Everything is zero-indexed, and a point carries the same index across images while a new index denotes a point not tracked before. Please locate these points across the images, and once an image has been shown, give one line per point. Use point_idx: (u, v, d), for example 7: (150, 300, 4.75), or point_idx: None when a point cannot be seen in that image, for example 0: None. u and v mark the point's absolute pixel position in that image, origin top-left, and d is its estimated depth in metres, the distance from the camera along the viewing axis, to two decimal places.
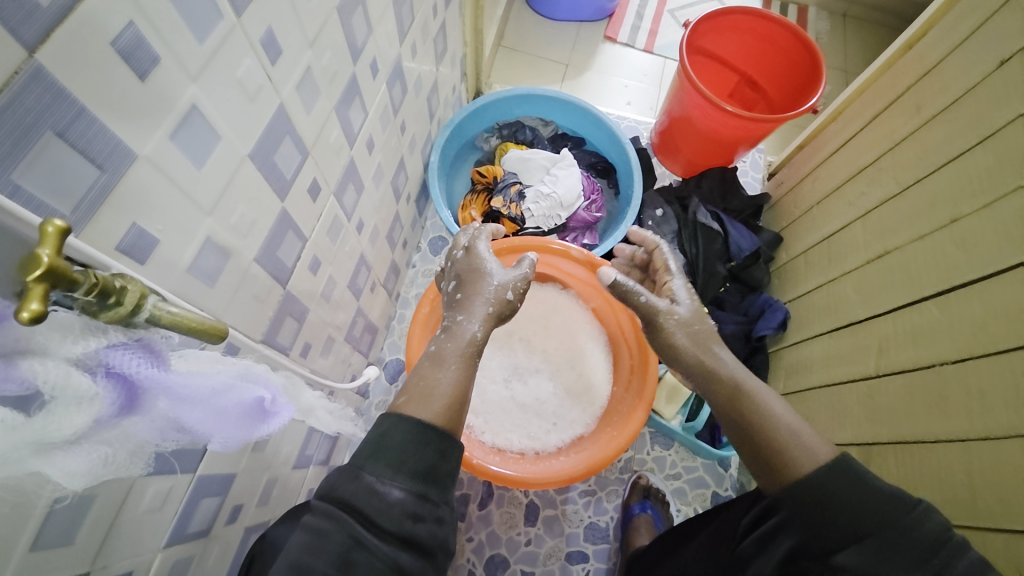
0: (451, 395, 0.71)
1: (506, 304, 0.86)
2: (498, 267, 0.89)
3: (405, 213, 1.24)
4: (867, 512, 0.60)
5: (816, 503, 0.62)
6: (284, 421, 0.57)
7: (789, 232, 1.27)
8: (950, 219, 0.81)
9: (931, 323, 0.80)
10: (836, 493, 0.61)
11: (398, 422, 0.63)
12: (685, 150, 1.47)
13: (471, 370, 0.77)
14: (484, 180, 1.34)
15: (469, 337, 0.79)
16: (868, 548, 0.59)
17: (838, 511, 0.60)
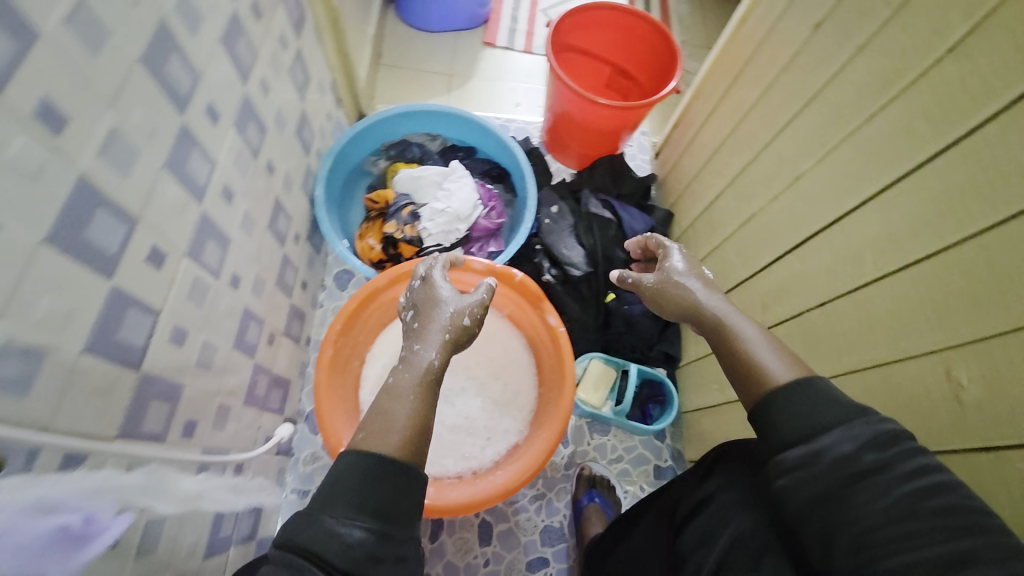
0: (410, 423, 0.67)
1: (463, 329, 0.82)
2: (453, 294, 0.86)
3: (297, 254, 1.17)
4: (823, 420, 0.55)
5: (769, 425, 0.58)
6: (120, 533, 0.51)
7: (678, 207, 1.34)
8: (796, 177, 0.88)
9: (796, 274, 0.87)
10: (793, 408, 0.57)
11: (354, 461, 0.59)
12: (573, 143, 1.51)
13: (431, 400, 0.72)
14: (377, 205, 1.31)
15: (426, 366, 0.74)
16: (856, 453, 0.52)
17: (797, 427, 0.56)
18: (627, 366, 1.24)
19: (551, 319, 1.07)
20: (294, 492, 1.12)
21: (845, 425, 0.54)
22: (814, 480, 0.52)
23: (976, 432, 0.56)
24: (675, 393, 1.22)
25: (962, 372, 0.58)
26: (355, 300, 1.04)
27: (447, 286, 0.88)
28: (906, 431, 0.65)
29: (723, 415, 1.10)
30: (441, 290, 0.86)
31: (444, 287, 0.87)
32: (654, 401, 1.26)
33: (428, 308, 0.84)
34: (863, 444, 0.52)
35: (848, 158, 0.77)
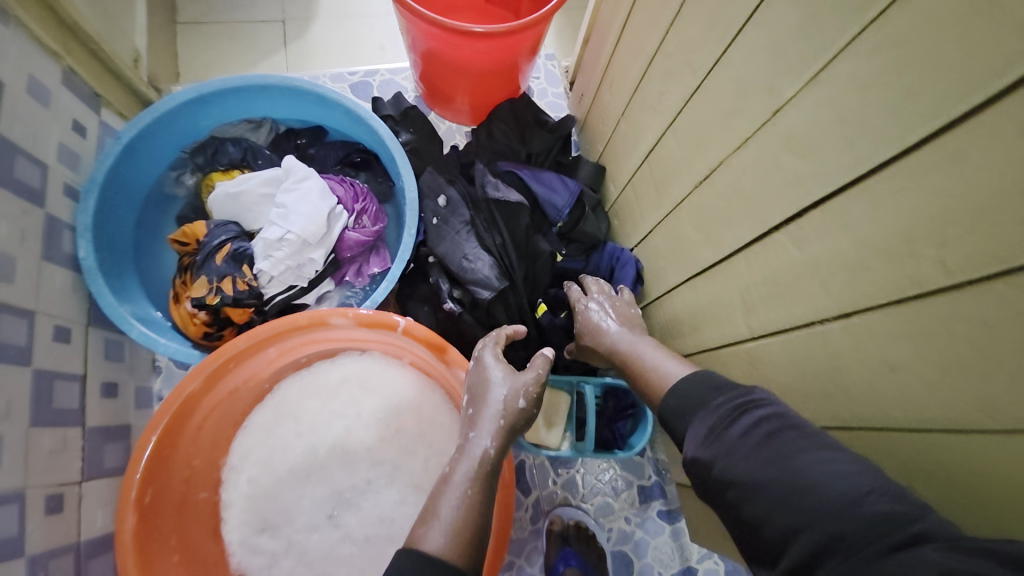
0: (458, 526, 0.57)
1: (525, 413, 0.69)
2: (501, 371, 0.71)
3: (75, 356, 0.79)
4: (699, 398, 0.59)
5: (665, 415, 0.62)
6: None
7: (610, 159, 1.01)
8: (772, 112, 0.56)
9: (791, 264, 0.57)
10: (680, 394, 0.62)
11: (403, 559, 0.53)
12: (458, 93, 1.11)
13: (487, 500, 0.61)
14: (190, 248, 0.91)
15: (483, 459, 0.63)
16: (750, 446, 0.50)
17: (682, 408, 0.60)
18: (582, 385, 0.98)
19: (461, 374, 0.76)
20: None
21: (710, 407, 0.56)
22: (704, 455, 0.53)
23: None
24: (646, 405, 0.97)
25: None
26: (162, 422, 0.69)
27: (498, 360, 0.73)
28: (999, 521, 0.43)
29: None
30: (497, 367, 0.71)
31: (495, 362, 0.73)
32: (624, 416, 1.02)
33: (486, 384, 0.70)
34: (722, 416, 0.54)
35: (863, 73, 0.45)
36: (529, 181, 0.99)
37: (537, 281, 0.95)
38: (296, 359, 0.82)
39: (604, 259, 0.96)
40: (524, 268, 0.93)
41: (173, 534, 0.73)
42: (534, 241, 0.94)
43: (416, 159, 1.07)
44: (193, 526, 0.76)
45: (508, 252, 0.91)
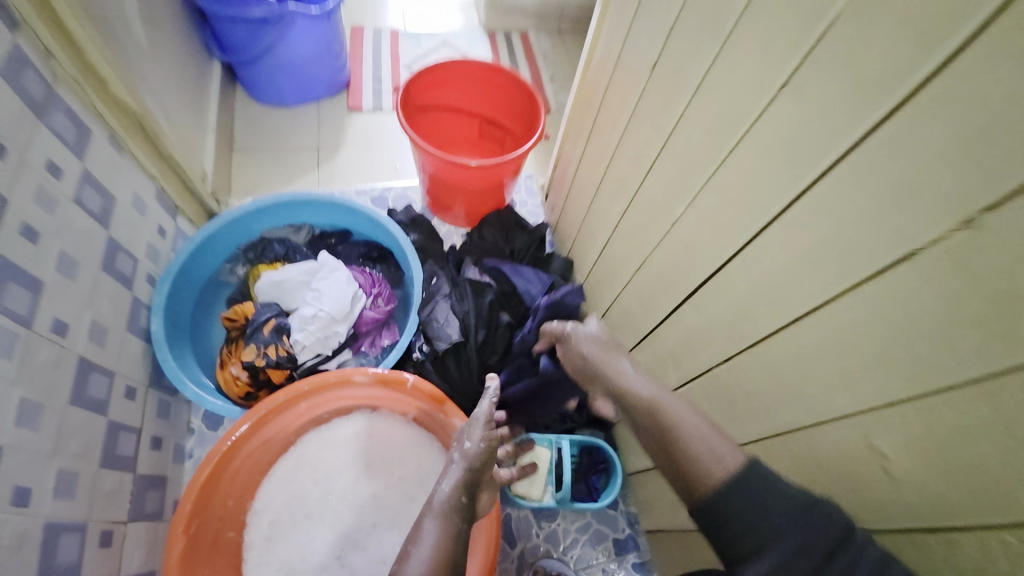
0: (435, 559, 0.66)
1: (482, 459, 0.81)
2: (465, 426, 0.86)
3: (136, 412, 0.95)
4: (706, 459, 0.64)
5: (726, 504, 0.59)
6: None
7: (577, 253, 1.29)
8: (672, 223, 0.82)
9: (697, 325, 0.80)
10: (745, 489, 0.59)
11: None
12: (457, 204, 1.41)
13: (454, 531, 0.70)
14: (237, 324, 1.12)
15: (439, 500, 0.74)
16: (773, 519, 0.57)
17: (748, 510, 0.58)
18: (560, 443, 1.12)
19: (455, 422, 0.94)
20: None
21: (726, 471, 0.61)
22: (742, 536, 0.58)
23: (920, 510, 0.53)
24: (616, 459, 1.12)
25: (882, 443, 0.54)
26: (213, 462, 0.85)
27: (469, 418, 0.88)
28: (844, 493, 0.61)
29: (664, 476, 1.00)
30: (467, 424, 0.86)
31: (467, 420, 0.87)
32: (597, 470, 1.16)
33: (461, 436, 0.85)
34: (737, 478, 0.60)
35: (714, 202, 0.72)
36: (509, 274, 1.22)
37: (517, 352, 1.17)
38: (320, 414, 0.99)
39: None
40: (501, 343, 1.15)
41: (207, 566, 0.84)
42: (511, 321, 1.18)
43: (422, 254, 1.34)
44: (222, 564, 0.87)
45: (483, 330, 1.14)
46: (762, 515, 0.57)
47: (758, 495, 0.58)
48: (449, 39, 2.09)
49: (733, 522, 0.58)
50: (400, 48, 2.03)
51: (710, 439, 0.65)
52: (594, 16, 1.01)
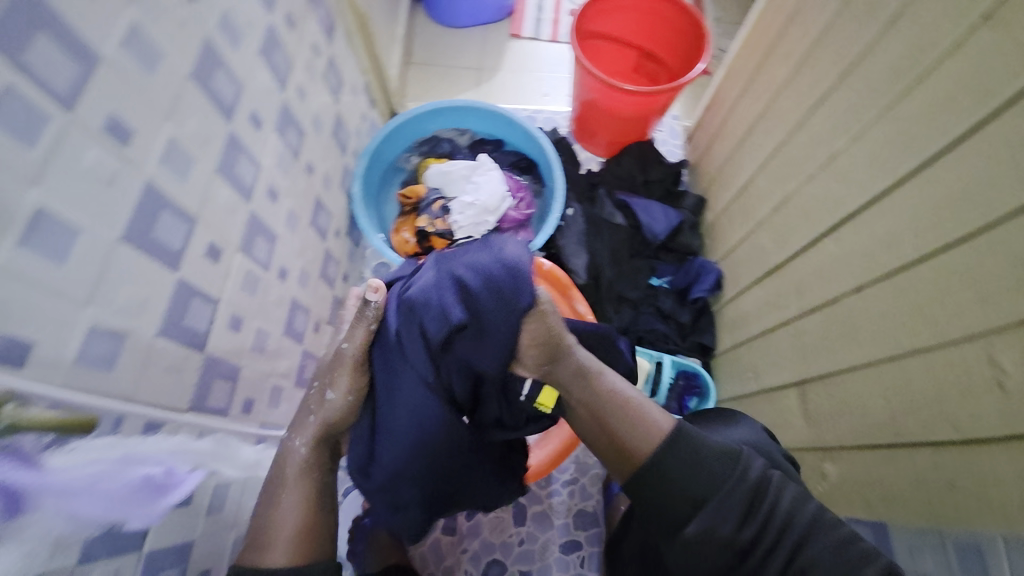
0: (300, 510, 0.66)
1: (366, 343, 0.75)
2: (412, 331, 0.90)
3: (337, 248, 1.24)
4: (705, 469, 0.62)
5: (674, 484, 0.62)
6: (194, 485, 0.55)
7: (710, 194, 1.33)
8: (829, 156, 0.86)
9: (831, 259, 0.84)
10: (681, 450, 0.64)
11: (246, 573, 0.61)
12: (602, 130, 1.49)
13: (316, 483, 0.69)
14: (411, 201, 1.37)
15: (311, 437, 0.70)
16: (716, 505, 0.60)
17: (688, 467, 0.63)
18: (660, 358, 1.22)
19: (580, 306, 1.13)
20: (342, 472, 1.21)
21: (715, 491, 0.61)
22: (704, 520, 0.60)
23: None
24: (712, 385, 1.19)
25: (1008, 357, 0.57)
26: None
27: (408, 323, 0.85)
28: (951, 423, 0.63)
29: (756, 403, 1.07)
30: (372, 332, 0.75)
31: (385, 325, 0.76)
32: (691, 392, 1.22)
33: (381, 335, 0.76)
34: (745, 506, 0.60)
35: (884, 134, 0.74)
36: (637, 211, 1.27)
37: (636, 283, 1.27)
38: None
39: (691, 265, 1.26)
40: (614, 271, 1.26)
41: None
42: (634, 256, 1.29)
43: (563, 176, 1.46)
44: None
45: (604, 258, 1.26)
46: (690, 463, 0.63)
47: (693, 470, 0.62)
48: None
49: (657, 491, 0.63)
50: None
51: (655, 413, 0.69)
52: None
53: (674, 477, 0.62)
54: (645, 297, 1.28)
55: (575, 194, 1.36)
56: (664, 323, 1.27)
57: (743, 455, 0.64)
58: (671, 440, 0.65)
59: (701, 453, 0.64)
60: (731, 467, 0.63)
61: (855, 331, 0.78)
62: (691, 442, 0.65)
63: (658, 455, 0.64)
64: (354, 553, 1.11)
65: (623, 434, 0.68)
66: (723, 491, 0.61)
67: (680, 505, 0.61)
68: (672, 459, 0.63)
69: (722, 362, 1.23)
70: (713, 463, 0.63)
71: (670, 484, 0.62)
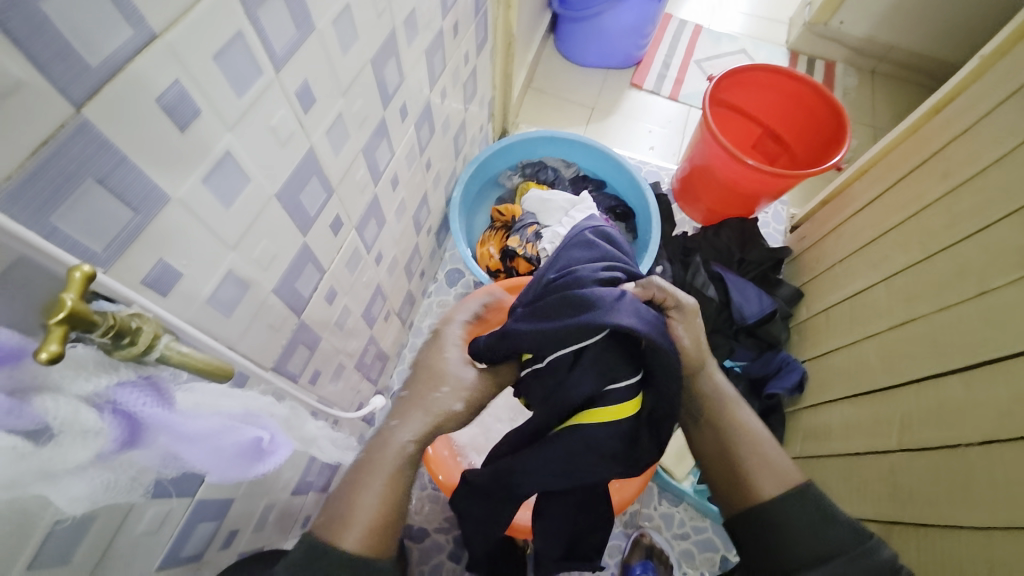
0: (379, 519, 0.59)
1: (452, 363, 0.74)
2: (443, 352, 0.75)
3: (425, 244, 1.25)
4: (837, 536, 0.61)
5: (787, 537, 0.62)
6: (278, 460, 0.54)
7: (810, 290, 1.26)
8: (978, 291, 0.79)
9: (957, 400, 0.76)
10: (810, 512, 0.63)
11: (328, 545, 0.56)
12: (706, 199, 1.46)
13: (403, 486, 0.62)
14: (503, 218, 1.37)
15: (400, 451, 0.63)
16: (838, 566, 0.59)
17: (813, 531, 0.61)
18: None
19: None
20: None
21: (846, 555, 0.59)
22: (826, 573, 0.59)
23: None
24: None
25: None
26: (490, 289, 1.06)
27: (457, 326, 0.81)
28: None
29: None
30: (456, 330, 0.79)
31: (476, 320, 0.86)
32: None
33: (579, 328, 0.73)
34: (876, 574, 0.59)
35: None
36: (731, 288, 1.21)
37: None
38: None
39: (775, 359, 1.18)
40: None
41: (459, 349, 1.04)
42: (715, 331, 1.22)
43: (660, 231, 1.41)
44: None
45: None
46: (827, 531, 0.61)
47: (810, 529, 0.62)
48: (750, 48, 2.09)
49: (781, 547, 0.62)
50: (698, 42, 2.09)
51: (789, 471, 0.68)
52: (966, 66, 1.00)
53: (778, 522, 0.63)
54: None
55: (666, 253, 1.32)
56: None
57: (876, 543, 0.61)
58: (803, 492, 0.65)
59: (825, 519, 0.62)
60: (850, 540, 0.61)
61: (978, 490, 0.69)
62: (820, 503, 0.63)
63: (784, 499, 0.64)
64: None
65: (748, 476, 0.68)
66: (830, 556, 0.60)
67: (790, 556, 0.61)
68: (790, 512, 0.63)
69: None
70: (840, 530, 0.62)
71: (785, 529, 0.63)
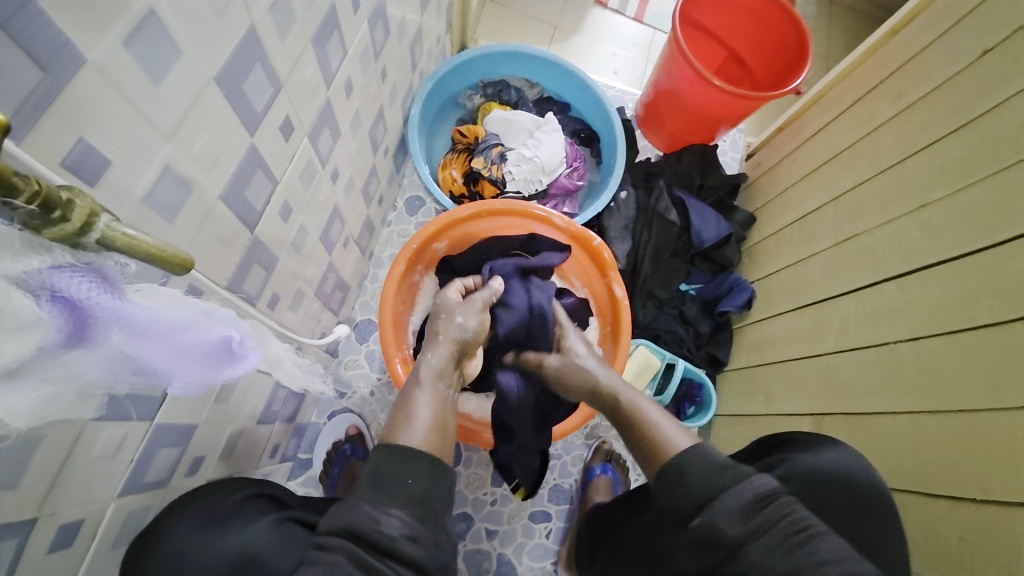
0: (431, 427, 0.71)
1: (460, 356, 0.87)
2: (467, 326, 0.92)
3: (382, 167, 1.16)
4: (705, 476, 0.63)
5: (678, 479, 0.64)
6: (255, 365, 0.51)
7: (761, 213, 1.31)
8: (919, 205, 0.85)
9: (891, 304, 0.84)
10: (697, 465, 0.64)
11: (385, 455, 0.63)
12: (670, 123, 1.45)
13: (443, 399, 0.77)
14: (465, 140, 1.29)
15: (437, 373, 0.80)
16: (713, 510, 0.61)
17: (692, 478, 0.63)
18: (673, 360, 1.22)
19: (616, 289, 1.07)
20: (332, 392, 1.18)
21: (722, 503, 0.60)
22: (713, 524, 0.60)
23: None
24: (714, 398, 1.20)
25: None
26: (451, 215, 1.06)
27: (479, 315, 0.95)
28: (979, 487, 0.66)
29: (765, 426, 1.08)
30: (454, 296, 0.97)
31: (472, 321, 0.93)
32: (690, 400, 1.25)
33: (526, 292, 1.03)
34: (749, 504, 0.60)
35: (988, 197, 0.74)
36: (691, 212, 1.23)
37: (668, 283, 1.24)
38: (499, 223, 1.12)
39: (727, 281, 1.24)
40: (652, 265, 1.23)
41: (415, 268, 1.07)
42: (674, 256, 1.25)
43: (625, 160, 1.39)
44: (401, 322, 1.04)
45: (646, 249, 1.22)
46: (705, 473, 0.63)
47: (678, 470, 0.65)
48: None
49: (667, 494, 0.65)
50: None
51: (677, 431, 0.70)
52: None
53: (682, 482, 0.63)
54: (673, 299, 1.26)
55: (631, 177, 1.32)
56: (683, 328, 1.26)
57: (751, 480, 0.61)
58: (684, 456, 0.65)
59: (690, 473, 0.63)
60: (716, 472, 0.62)
61: (908, 382, 0.78)
62: (693, 462, 0.64)
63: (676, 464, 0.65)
64: (328, 474, 1.09)
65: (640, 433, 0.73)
66: (715, 490, 0.61)
67: (684, 497, 0.63)
68: (679, 463, 0.65)
69: (729, 379, 1.24)
70: (703, 467, 0.63)
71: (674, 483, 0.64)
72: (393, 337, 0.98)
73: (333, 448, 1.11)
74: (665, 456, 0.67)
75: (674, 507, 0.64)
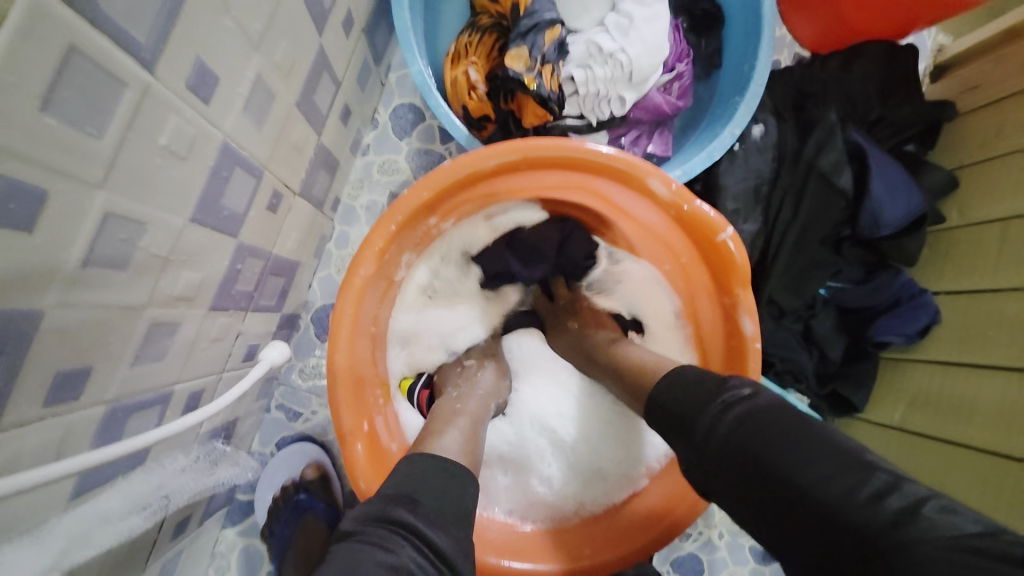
0: (471, 437, 0.51)
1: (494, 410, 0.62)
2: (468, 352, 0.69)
3: (342, 54, 0.63)
4: (782, 429, 0.37)
5: (737, 434, 0.39)
6: None
7: (977, 179, 0.79)
8: None
9: None
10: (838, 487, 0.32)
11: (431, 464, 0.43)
12: (844, 5, 0.79)
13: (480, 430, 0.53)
14: (496, 9, 0.73)
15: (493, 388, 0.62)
16: (768, 429, 0.37)
17: (767, 426, 0.38)
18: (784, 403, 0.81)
19: (746, 324, 0.57)
20: (281, 411, 0.79)
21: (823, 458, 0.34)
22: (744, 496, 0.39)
23: None
24: None
25: None
26: (461, 167, 0.56)
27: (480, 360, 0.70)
28: None
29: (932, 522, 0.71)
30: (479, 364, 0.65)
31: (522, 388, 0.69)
32: None
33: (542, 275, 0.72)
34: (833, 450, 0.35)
35: None
36: (873, 172, 0.74)
37: (803, 286, 0.77)
38: (548, 179, 0.61)
39: (896, 292, 0.79)
40: (789, 257, 0.75)
41: (390, 262, 0.58)
42: (823, 243, 0.77)
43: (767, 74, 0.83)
44: (370, 354, 0.59)
45: (786, 232, 0.74)
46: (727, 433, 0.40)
47: (675, 425, 0.44)
48: None
49: (720, 441, 0.40)
50: None
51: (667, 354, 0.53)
52: None
53: (685, 417, 0.43)
54: (800, 309, 0.79)
55: (770, 101, 0.79)
56: (807, 353, 0.81)
57: (726, 381, 0.43)
58: (764, 406, 0.39)
59: (686, 376, 0.46)
60: (712, 416, 0.41)
61: None
62: (689, 369, 0.47)
63: (747, 430, 0.38)
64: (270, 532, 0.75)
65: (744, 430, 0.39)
66: (721, 444, 0.40)
67: (693, 453, 0.42)
68: (665, 381, 0.47)
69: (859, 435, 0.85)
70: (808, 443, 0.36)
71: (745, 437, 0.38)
72: (353, 396, 0.55)
73: (282, 495, 0.76)
74: (648, 381, 0.49)
75: (746, 507, 0.38)
